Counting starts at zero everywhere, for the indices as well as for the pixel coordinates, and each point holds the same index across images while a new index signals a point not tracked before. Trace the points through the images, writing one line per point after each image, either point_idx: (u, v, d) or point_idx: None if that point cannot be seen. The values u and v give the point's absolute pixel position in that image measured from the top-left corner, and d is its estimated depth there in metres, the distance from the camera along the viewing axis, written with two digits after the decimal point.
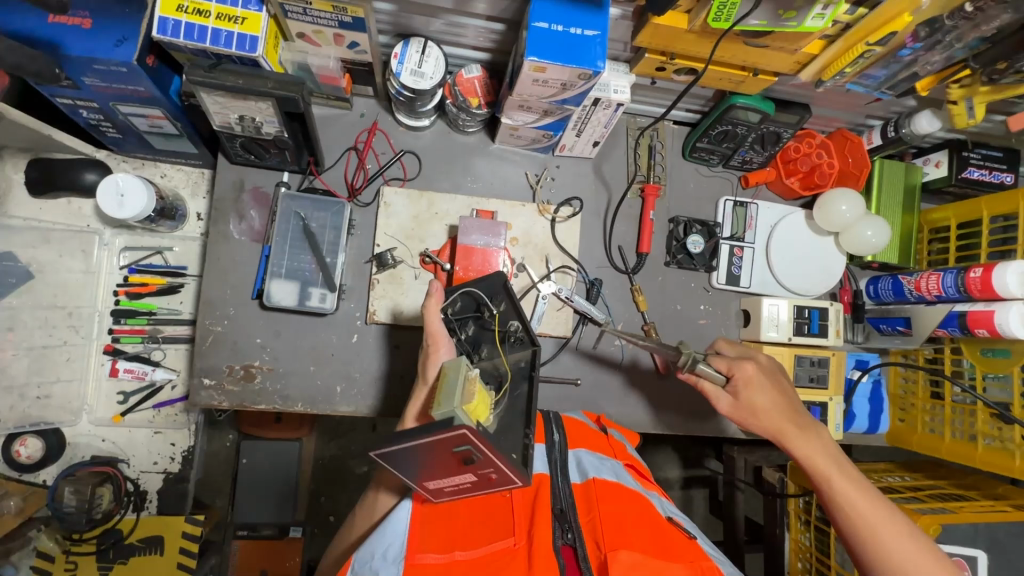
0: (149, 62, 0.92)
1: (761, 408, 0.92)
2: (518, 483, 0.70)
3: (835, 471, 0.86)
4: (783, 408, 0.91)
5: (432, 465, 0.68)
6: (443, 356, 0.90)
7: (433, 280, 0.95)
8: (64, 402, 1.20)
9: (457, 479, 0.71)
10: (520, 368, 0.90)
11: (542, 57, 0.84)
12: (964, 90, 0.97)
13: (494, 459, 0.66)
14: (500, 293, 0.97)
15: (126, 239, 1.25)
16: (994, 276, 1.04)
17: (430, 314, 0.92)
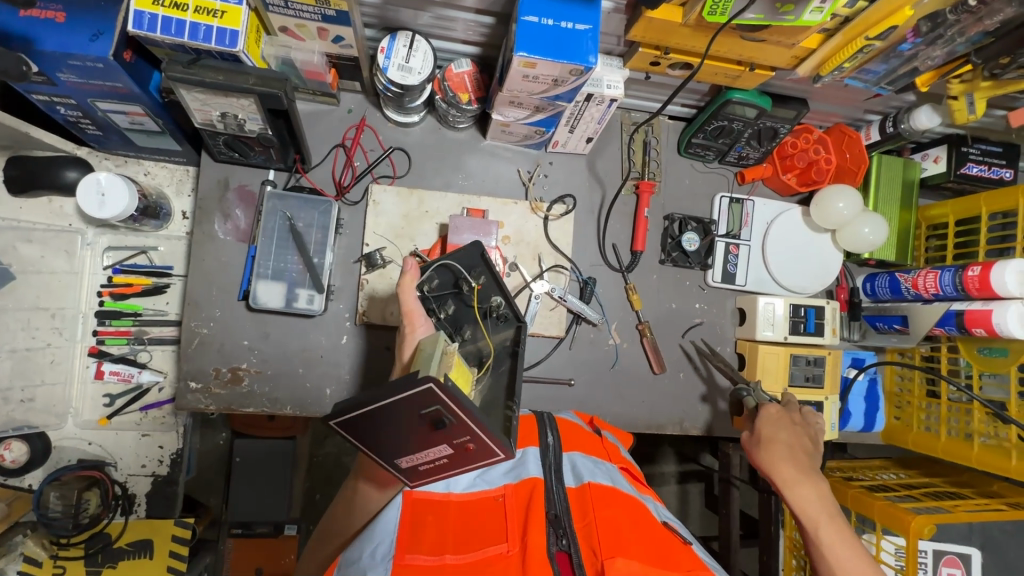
0: (126, 57, 0.89)
1: (775, 446, 0.93)
2: (500, 455, 0.72)
3: (832, 530, 0.82)
4: (795, 456, 0.91)
5: (405, 434, 0.69)
6: (420, 334, 0.90)
7: (407, 256, 0.94)
8: (49, 405, 1.17)
9: (432, 452, 0.71)
10: (504, 346, 0.92)
11: (532, 52, 0.81)
12: (965, 86, 0.95)
13: (468, 425, 0.67)
14: (478, 267, 0.95)
15: (110, 239, 1.23)
16: (992, 274, 1.02)
17: (405, 292, 0.91)
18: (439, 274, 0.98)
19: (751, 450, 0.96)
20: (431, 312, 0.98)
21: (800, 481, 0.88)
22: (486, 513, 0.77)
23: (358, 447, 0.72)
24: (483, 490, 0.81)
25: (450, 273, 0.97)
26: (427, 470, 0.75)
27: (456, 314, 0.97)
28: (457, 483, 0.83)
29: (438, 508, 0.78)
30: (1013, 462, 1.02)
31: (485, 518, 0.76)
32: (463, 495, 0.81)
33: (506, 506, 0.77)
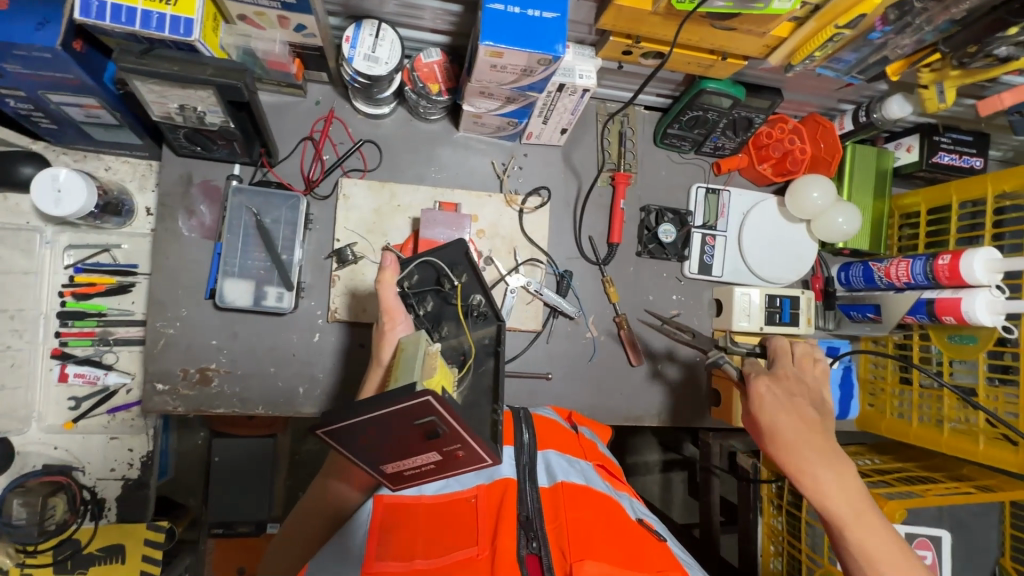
0: (76, 46, 0.85)
1: (781, 437, 0.80)
2: (486, 460, 0.71)
3: (861, 521, 0.75)
4: (809, 441, 0.79)
5: (396, 441, 0.68)
6: (399, 332, 0.90)
7: (387, 252, 0.90)
8: (10, 410, 1.13)
9: (420, 458, 0.71)
10: (485, 345, 0.92)
11: (498, 41, 0.79)
12: (934, 75, 0.95)
13: (460, 433, 0.67)
14: (461, 264, 0.95)
15: (71, 237, 1.18)
16: (961, 263, 1.03)
17: (385, 288, 0.89)
18: (420, 271, 0.97)
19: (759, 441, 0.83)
20: (410, 309, 0.97)
21: (818, 471, 0.77)
22: (458, 514, 0.76)
23: (343, 455, 0.71)
24: (455, 492, 0.80)
25: (432, 270, 0.96)
26: (413, 475, 0.75)
27: (434, 311, 0.96)
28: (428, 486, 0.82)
29: (409, 511, 0.78)
30: (980, 447, 1.05)
31: (457, 519, 0.75)
32: (436, 497, 0.80)
33: (478, 507, 0.76)
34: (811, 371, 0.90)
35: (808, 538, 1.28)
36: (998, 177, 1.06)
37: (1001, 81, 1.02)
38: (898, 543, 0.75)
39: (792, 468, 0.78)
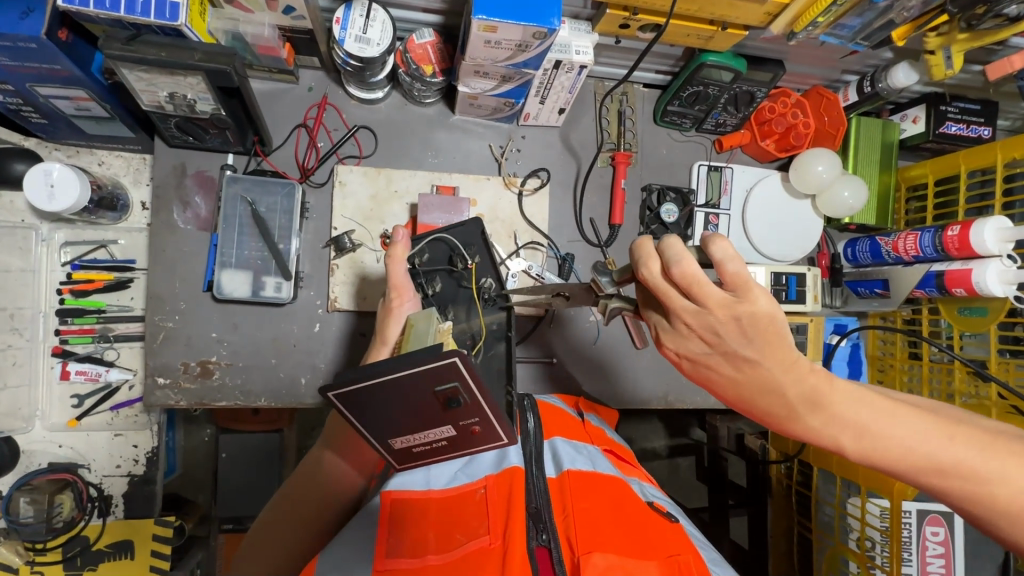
0: (62, 36, 0.83)
1: (732, 398, 0.65)
2: (501, 438, 0.75)
3: (880, 441, 0.57)
4: (768, 395, 0.61)
5: (415, 407, 0.69)
6: (407, 309, 0.89)
7: (399, 226, 0.88)
8: (13, 408, 1.12)
9: (434, 432, 0.74)
10: (493, 329, 0.96)
11: (491, 15, 0.77)
12: (941, 39, 0.93)
13: (480, 406, 0.70)
14: (475, 245, 0.98)
15: (67, 233, 1.17)
16: (971, 233, 1.01)
17: (395, 263, 0.87)
18: (431, 249, 0.98)
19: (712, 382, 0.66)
20: (419, 288, 0.96)
21: (801, 424, 0.60)
22: (467, 507, 0.75)
23: (348, 417, 0.71)
24: (465, 483, 0.79)
25: (444, 248, 0.98)
26: (423, 451, 0.77)
27: (444, 293, 0.97)
28: (438, 479, 0.81)
29: (421, 505, 0.76)
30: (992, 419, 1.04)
31: (468, 512, 0.74)
32: (445, 490, 0.78)
33: (487, 498, 0.75)
34: (716, 297, 0.56)
35: (820, 517, 1.29)
36: (1008, 144, 1.03)
37: (1011, 44, 0.99)
38: (936, 435, 0.57)
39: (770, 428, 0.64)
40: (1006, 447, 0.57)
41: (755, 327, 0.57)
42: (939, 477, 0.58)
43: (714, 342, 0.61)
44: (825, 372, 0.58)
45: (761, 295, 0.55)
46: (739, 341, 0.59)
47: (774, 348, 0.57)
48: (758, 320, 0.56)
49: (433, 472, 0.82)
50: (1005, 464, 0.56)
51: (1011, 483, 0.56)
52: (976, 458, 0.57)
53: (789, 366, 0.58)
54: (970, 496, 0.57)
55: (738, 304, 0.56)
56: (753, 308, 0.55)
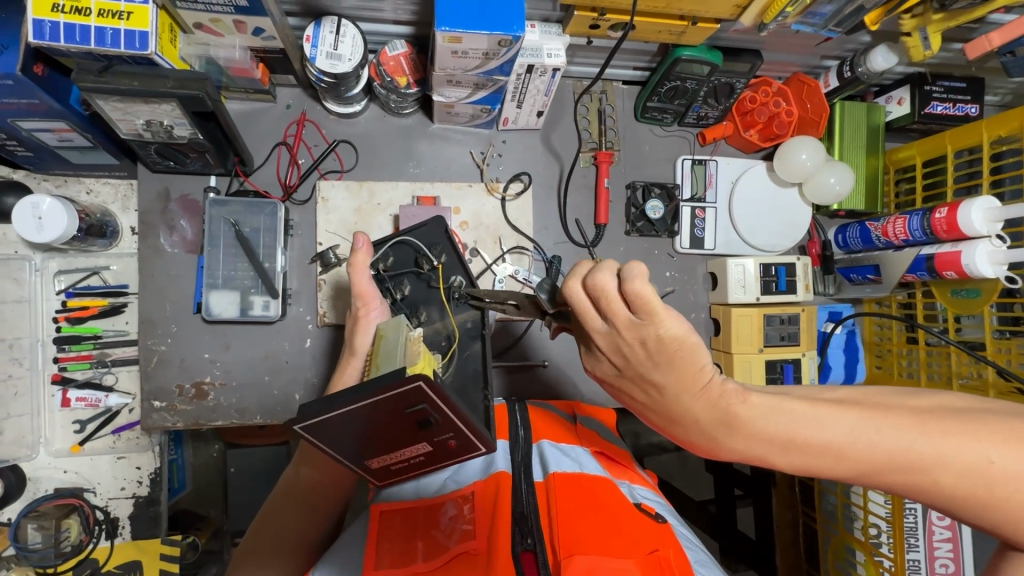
0: (37, 70, 0.84)
1: (656, 417, 0.72)
2: (482, 448, 0.76)
3: (809, 450, 0.59)
4: (689, 415, 0.66)
5: (387, 427, 0.70)
6: (374, 317, 0.90)
7: (359, 233, 0.89)
8: (17, 437, 1.13)
9: (412, 449, 0.75)
10: (468, 329, 0.95)
11: (454, 27, 0.78)
12: (916, 21, 0.92)
13: (453, 424, 0.71)
14: (439, 244, 0.98)
15: (60, 262, 1.18)
16: (959, 215, 0.99)
17: (357, 271, 0.89)
18: (396, 253, 1.00)
19: (635, 400, 0.73)
20: (387, 292, 0.97)
21: (724, 446, 0.64)
22: (454, 512, 0.76)
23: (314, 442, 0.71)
24: (454, 489, 0.80)
25: (409, 251, 0.99)
26: (400, 467, 0.79)
27: (413, 296, 0.97)
28: (428, 486, 0.82)
29: (408, 515, 0.77)
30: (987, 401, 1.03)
31: (456, 515, 0.75)
32: (435, 497, 0.80)
33: (475, 504, 0.76)
34: (624, 316, 0.62)
35: (823, 505, 1.28)
36: (992, 122, 1.02)
37: (990, 21, 0.98)
38: (862, 432, 0.57)
39: (699, 449, 0.68)
40: (938, 425, 0.57)
41: (664, 348, 0.63)
42: (879, 472, 0.58)
43: (631, 361, 0.67)
44: (738, 392, 0.63)
45: (671, 322, 0.60)
46: (653, 360, 0.65)
47: (682, 368, 0.63)
48: (665, 342, 0.62)
49: (424, 482, 0.83)
50: (939, 443, 0.56)
51: (949, 466, 0.56)
52: (908, 443, 0.56)
53: (700, 387, 0.64)
54: (914, 484, 0.58)
55: (646, 326, 0.61)
56: (662, 332, 0.61)
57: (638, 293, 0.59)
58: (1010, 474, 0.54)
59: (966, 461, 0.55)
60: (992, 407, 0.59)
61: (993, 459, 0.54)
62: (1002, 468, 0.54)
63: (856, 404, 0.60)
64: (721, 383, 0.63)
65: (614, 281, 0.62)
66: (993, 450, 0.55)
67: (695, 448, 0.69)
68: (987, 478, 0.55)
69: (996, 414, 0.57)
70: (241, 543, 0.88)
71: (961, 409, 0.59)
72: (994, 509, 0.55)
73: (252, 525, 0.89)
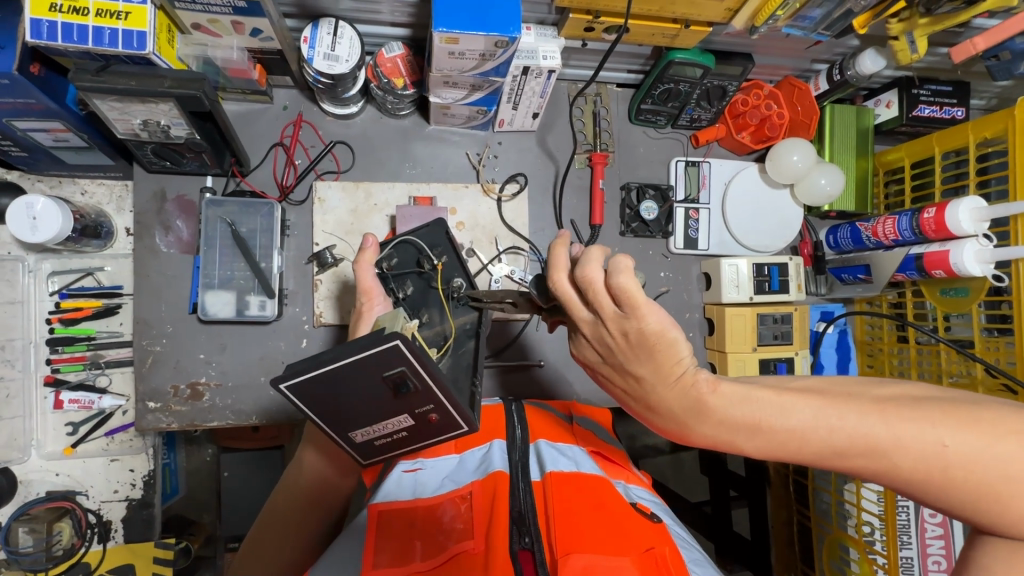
0: (34, 70, 0.84)
1: (634, 403, 0.74)
2: (463, 427, 0.78)
3: (774, 433, 0.61)
4: (663, 404, 0.69)
5: (367, 396, 0.72)
6: (377, 311, 0.90)
7: (367, 234, 0.92)
8: (8, 440, 1.12)
9: (392, 422, 0.77)
10: (466, 329, 0.94)
11: (451, 28, 0.79)
12: (903, 25, 0.94)
13: (433, 394, 0.73)
14: (441, 245, 1.00)
15: (54, 263, 1.17)
16: (946, 215, 1.01)
17: (362, 269, 0.90)
18: (399, 253, 1.00)
19: (613, 388, 0.77)
20: (390, 292, 0.97)
21: (694, 432, 0.67)
22: (452, 512, 0.76)
23: (301, 408, 0.73)
24: (451, 488, 0.80)
25: (411, 251, 1.00)
26: (384, 443, 0.80)
27: (414, 296, 0.97)
28: (426, 486, 0.81)
29: (404, 514, 0.76)
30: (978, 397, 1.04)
31: (454, 516, 0.75)
32: (432, 497, 0.78)
33: (472, 503, 0.76)
34: (609, 308, 0.64)
35: (816, 505, 1.28)
36: (978, 124, 1.03)
37: (974, 26, 1.01)
38: (826, 417, 0.60)
39: (671, 435, 0.71)
40: (898, 412, 0.59)
41: (644, 341, 0.65)
42: (842, 456, 0.60)
43: (613, 350, 0.70)
44: (708, 381, 0.65)
45: (650, 316, 0.63)
46: (633, 351, 0.67)
47: (659, 359, 0.66)
48: (645, 335, 0.64)
49: (420, 480, 0.82)
50: (897, 429, 0.58)
51: (906, 449, 0.57)
52: (865, 430, 0.59)
53: (675, 376, 0.66)
54: (876, 467, 0.59)
55: (629, 320, 0.64)
56: (641, 325, 0.63)
57: (625, 286, 0.61)
58: (967, 456, 0.56)
59: (923, 445, 0.57)
60: (955, 397, 0.61)
61: (946, 443, 0.56)
62: (956, 451, 0.56)
63: (819, 393, 0.62)
64: (694, 373, 0.66)
65: (602, 274, 0.64)
66: (948, 434, 0.56)
67: (668, 434, 0.72)
68: (943, 460, 0.57)
69: (963, 402, 0.59)
70: (244, 544, 0.88)
71: (924, 397, 0.61)
72: (952, 491, 0.57)
73: (253, 528, 0.88)
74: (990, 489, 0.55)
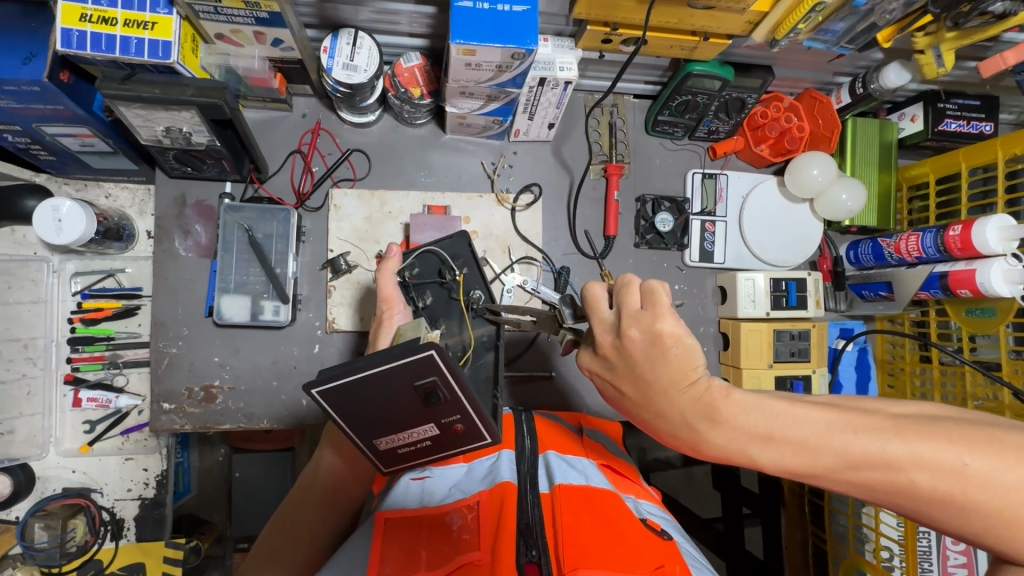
0: (63, 78, 0.86)
1: (644, 413, 0.73)
2: (487, 438, 0.78)
3: (787, 444, 0.60)
4: (674, 410, 0.68)
5: (396, 405, 0.72)
6: (398, 320, 0.92)
7: (391, 244, 0.94)
8: (29, 436, 1.15)
9: (420, 431, 0.77)
10: (483, 340, 0.97)
11: (468, 39, 0.79)
12: (930, 39, 0.92)
13: (461, 403, 0.73)
14: (462, 257, 0.99)
15: (77, 264, 1.19)
16: (973, 233, 0.98)
17: (384, 277, 0.92)
18: (421, 263, 1.00)
19: (620, 398, 0.76)
20: (411, 301, 0.97)
21: (706, 439, 0.65)
22: (459, 521, 0.75)
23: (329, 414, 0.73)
24: (459, 497, 0.79)
25: (434, 260, 1.00)
26: (407, 451, 0.80)
27: (434, 305, 0.98)
28: (433, 494, 0.80)
29: (412, 521, 0.75)
30: None
31: (460, 525, 0.74)
32: (439, 506, 0.78)
33: (479, 512, 0.75)
34: (632, 306, 0.70)
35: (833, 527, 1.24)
36: (1007, 140, 1.01)
37: (1003, 40, 0.99)
38: (841, 431, 0.58)
39: (681, 444, 0.69)
40: (916, 429, 0.57)
41: (658, 341, 0.68)
42: (853, 469, 0.58)
43: (626, 354, 0.71)
44: (722, 387, 0.65)
45: (667, 316, 0.67)
46: (646, 353, 0.69)
47: (671, 361, 0.67)
48: (660, 334, 0.67)
49: (428, 489, 0.81)
50: (916, 446, 0.56)
51: (925, 466, 0.55)
52: (879, 447, 0.57)
53: (688, 381, 0.67)
54: (891, 484, 0.57)
55: (647, 317, 0.68)
56: (659, 324, 0.67)
57: (652, 286, 0.69)
58: (988, 478, 0.53)
59: (943, 463, 0.55)
60: (978, 418, 0.58)
61: (968, 462, 0.54)
62: (978, 470, 0.54)
63: (835, 406, 0.62)
64: (708, 380, 0.67)
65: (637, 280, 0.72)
66: (969, 453, 0.54)
67: (677, 443, 0.70)
68: (964, 482, 0.54)
69: (986, 424, 0.56)
70: (256, 545, 0.88)
71: (944, 417, 0.58)
72: (971, 516, 0.54)
73: (265, 530, 0.89)
74: (1015, 517, 0.53)
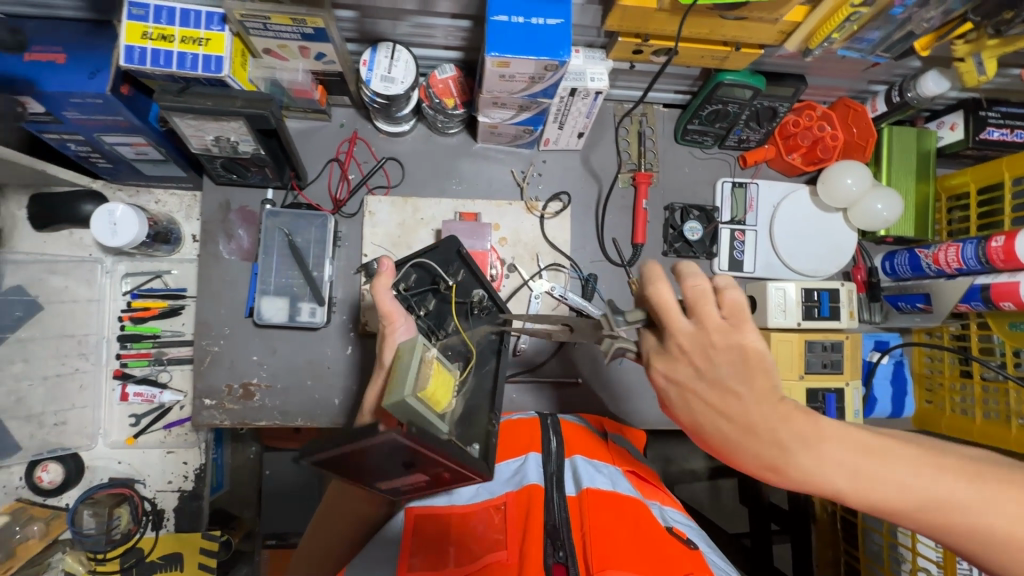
0: (124, 90, 0.92)
1: (714, 429, 0.72)
2: (477, 478, 0.67)
3: None
4: (757, 426, 0.68)
5: (375, 469, 0.63)
6: (400, 335, 0.85)
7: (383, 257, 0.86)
8: (80, 427, 1.21)
9: (410, 478, 0.69)
10: (488, 342, 0.94)
11: (503, 52, 0.81)
12: (970, 46, 0.90)
13: (446, 461, 0.63)
14: (453, 263, 1.00)
15: (128, 266, 1.26)
16: (1016, 244, 0.95)
17: (379, 291, 0.84)
18: (416, 273, 1.01)
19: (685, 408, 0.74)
20: (411, 310, 0.98)
21: (793, 462, 0.65)
22: (487, 522, 0.76)
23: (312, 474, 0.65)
24: (486, 497, 0.80)
25: (428, 271, 1.01)
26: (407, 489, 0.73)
27: (435, 311, 0.98)
28: (460, 492, 0.81)
29: (440, 519, 0.77)
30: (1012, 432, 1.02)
31: (487, 525, 0.76)
32: (467, 505, 0.79)
33: (507, 513, 0.76)
34: (714, 316, 0.69)
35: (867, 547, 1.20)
36: None
37: None
38: None
39: (756, 465, 0.69)
40: None
41: (747, 357, 0.68)
42: None
43: (713, 366, 0.69)
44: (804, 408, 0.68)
45: (750, 330, 0.68)
46: (735, 366, 0.69)
47: (758, 377, 0.68)
48: (749, 350, 0.68)
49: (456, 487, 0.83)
50: None
51: None
52: None
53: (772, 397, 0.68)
54: None
55: (736, 331, 0.68)
56: (745, 339, 0.68)
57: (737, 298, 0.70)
58: None
59: None
60: None
61: None
62: None
63: None
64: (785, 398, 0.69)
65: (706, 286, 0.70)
66: None
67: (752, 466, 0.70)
68: None
69: None
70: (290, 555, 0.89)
71: None
72: None
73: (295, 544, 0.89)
74: None
